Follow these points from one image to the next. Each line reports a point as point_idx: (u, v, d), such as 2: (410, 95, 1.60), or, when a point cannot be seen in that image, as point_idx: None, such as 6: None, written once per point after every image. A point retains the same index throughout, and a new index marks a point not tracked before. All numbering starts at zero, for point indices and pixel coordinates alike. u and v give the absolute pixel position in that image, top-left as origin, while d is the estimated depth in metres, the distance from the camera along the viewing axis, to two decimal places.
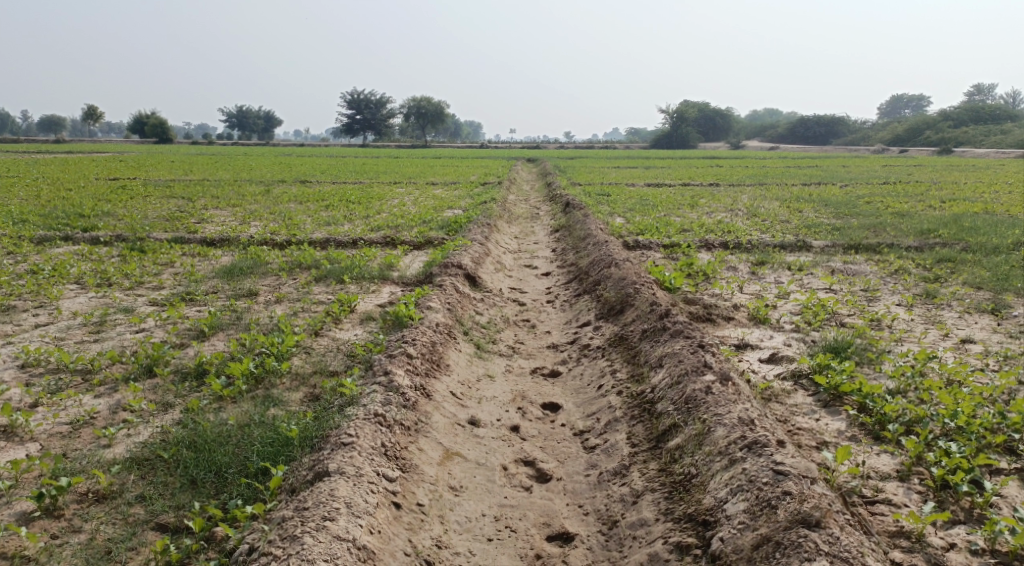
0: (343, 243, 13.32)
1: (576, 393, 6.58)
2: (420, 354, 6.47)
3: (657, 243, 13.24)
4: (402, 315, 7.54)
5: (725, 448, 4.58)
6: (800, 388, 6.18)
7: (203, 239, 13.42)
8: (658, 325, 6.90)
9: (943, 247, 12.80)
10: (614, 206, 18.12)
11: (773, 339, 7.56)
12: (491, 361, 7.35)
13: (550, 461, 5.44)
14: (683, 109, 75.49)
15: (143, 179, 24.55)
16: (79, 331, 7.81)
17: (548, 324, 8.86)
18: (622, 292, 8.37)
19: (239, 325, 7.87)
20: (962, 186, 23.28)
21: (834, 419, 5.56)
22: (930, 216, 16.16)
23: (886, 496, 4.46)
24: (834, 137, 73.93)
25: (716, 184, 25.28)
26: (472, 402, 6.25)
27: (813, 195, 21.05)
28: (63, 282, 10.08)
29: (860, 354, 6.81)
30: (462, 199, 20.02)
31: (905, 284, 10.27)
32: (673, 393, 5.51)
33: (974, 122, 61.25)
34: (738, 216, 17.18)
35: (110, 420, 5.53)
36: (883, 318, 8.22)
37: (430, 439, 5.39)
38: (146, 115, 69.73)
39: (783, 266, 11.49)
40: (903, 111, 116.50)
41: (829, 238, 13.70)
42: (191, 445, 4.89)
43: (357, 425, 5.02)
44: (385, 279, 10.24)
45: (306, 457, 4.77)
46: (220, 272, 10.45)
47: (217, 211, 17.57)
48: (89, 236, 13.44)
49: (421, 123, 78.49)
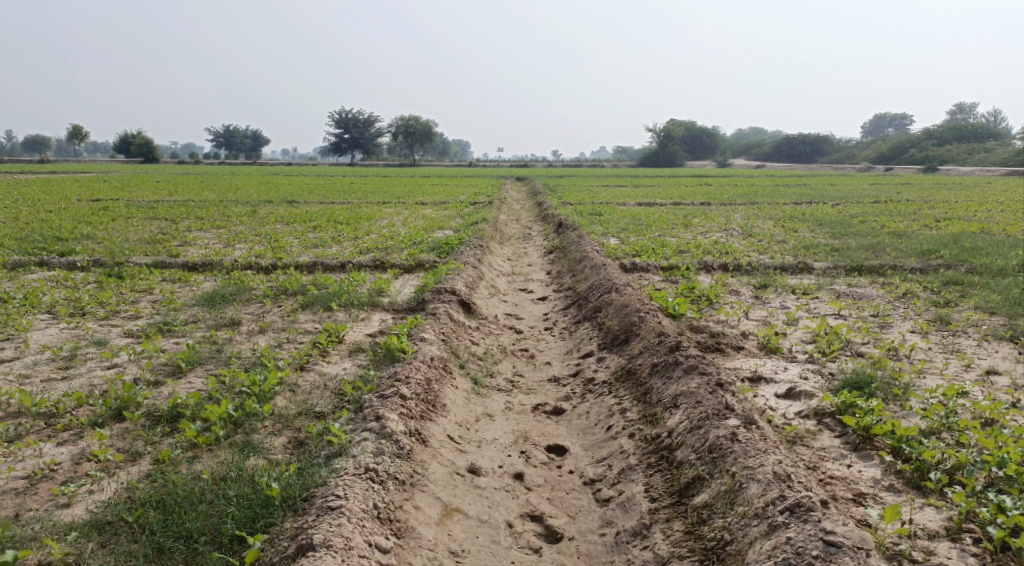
0: (330, 266, 12.81)
1: (583, 434, 6.10)
2: (415, 394, 5.95)
3: (655, 265, 12.82)
4: (394, 348, 7.04)
5: (762, 510, 4.20)
6: (825, 429, 5.71)
7: (184, 263, 12.88)
8: (669, 358, 6.43)
9: (947, 269, 12.42)
10: (608, 226, 17.75)
11: (789, 371, 7.08)
12: (490, 398, 6.84)
13: (561, 516, 4.98)
14: (671, 128, 76.10)
15: (126, 199, 23.94)
16: (46, 368, 7.24)
17: (548, 354, 8.36)
18: (627, 321, 7.91)
19: (218, 359, 7.34)
20: (954, 205, 23.13)
21: (867, 466, 5.13)
22: (928, 236, 15.84)
23: (940, 561, 4.10)
24: (819, 155, 74.35)
25: (707, 203, 25.02)
26: (471, 447, 5.75)
27: (807, 214, 20.75)
28: (34, 311, 9.50)
29: (884, 388, 6.33)
30: (452, 219, 19.61)
31: (916, 308, 9.86)
32: (693, 440, 5.08)
33: (958, 140, 61.77)
34: (734, 236, 16.83)
35: (71, 473, 4.99)
36: (900, 348, 7.75)
37: (427, 494, 4.88)
38: (132, 136, 69.38)
39: (787, 290, 11.07)
40: (888, 130, 117.83)
41: (830, 259, 13.32)
42: (159, 506, 4.38)
43: (346, 485, 4.53)
44: (375, 306, 9.74)
45: (289, 522, 4.28)
46: (201, 299, 9.91)
47: (201, 233, 17.04)
48: (66, 261, 12.85)
49: (409, 142, 78.23)
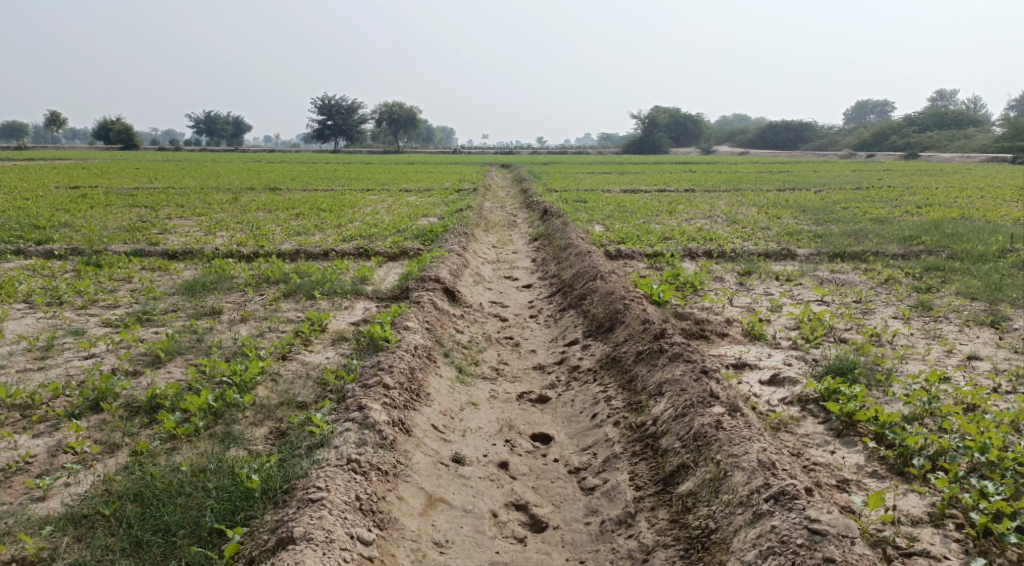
0: (313, 254, 12.68)
1: (568, 422, 6.07)
2: (398, 384, 5.89)
3: (640, 252, 12.81)
4: (377, 337, 6.97)
5: (747, 498, 4.20)
6: (809, 415, 5.71)
7: (164, 251, 12.69)
8: (654, 346, 6.40)
9: (929, 255, 12.50)
10: (592, 213, 17.70)
11: (773, 358, 7.08)
12: (474, 387, 6.79)
13: (545, 505, 4.96)
14: (655, 116, 76.14)
15: (105, 187, 23.62)
16: (22, 358, 7.09)
17: (533, 342, 8.32)
18: (611, 309, 7.89)
19: (199, 349, 7.24)
20: (935, 191, 23.30)
21: (850, 452, 5.15)
22: (910, 222, 15.94)
23: (923, 547, 4.14)
24: (803, 142, 74.68)
25: (691, 190, 25.03)
26: (455, 436, 5.70)
27: (791, 201, 20.81)
28: (10, 300, 9.31)
29: (867, 374, 6.35)
30: (437, 206, 19.49)
31: (898, 294, 9.90)
32: (678, 428, 5.07)
33: (939, 128, 62.25)
34: (718, 223, 16.85)
35: (47, 465, 4.88)
36: (883, 334, 7.78)
37: (411, 485, 4.84)
38: (111, 123, 68.33)
39: (770, 276, 11.09)
40: (870, 116, 118.50)
41: (813, 246, 13.36)
42: (137, 498, 4.31)
43: (328, 476, 4.47)
44: (358, 294, 9.65)
45: (269, 515, 4.22)
46: (181, 288, 9.76)
47: (181, 220, 16.80)
48: (42, 250, 12.61)
49: (393, 129, 77.62)
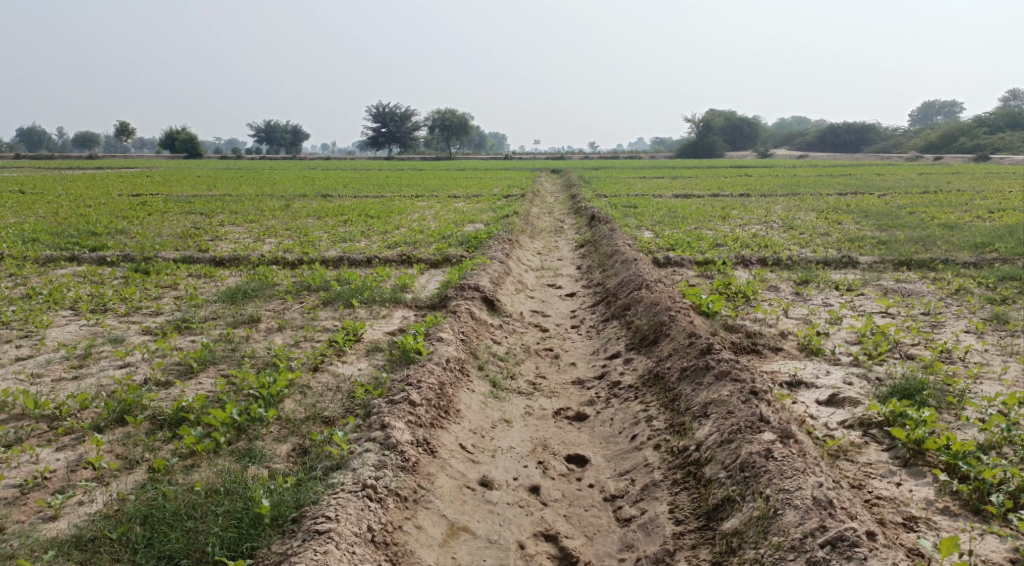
0: (356, 261, 12.57)
1: (605, 443, 5.69)
2: (426, 400, 5.62)
3: (690, 259, 12.29)
4: (409, 348, 6.70)
5: (799, 543, 3.83)
6: (871, 442, 5.19)
7: (211, 258, 12.76)
8: (699, 363, 5.96)
9: (1003, 263, 11.63)
10: (642, 219, 17.20)
11: (831, 375, 6.55)
12: (508, 403, 6.45)
13: (577, 537, 4.62)
14: (710, 119, 74.60)
15: (164, 194, 24.12)
16: (58, 367, 7.07)
17: (574, 354, 7.93)
18: (656, 321, 7.46)
19: (232, 359, 7.11)
20: (1009, 195, 21.92)
21: (918, 485, 4.64)
22: (982, 228, 14.93)
23: None
24: (865, 144, 72.10)
25: (746, 194, 24.19)
26: (485, 457, 5.39)
27: (851, 205, 19.85)
28: (57, 307, 9.41)
29: (937, 396, 5.77)
30: (484, 212, 19.28)
31: (970, 306, 9.17)
32: (723, 456, 4.67)
33: (1012, 128, 59.22)
34: (774, 228, 16.14)
35: (65, 481, 4.76)
36: (954, 350, 7.13)
37: (432, 512, 4.58)
38: (176, 132, 70.69)
39: (829, 286, 10.45)
40: (937, 117, 113.81)
41: (877, 253, 12.60)
42: (145, 521, 4.15)
43: (340, 504, 4.25)
44: (397, 303, 9.45)
45: (275, 546, 4.03)
46: (222, 295, 9.71)
47: (233, 227, 16.98)
48: (95, 256, 12.82)
49: (445, 135, 78.01)
